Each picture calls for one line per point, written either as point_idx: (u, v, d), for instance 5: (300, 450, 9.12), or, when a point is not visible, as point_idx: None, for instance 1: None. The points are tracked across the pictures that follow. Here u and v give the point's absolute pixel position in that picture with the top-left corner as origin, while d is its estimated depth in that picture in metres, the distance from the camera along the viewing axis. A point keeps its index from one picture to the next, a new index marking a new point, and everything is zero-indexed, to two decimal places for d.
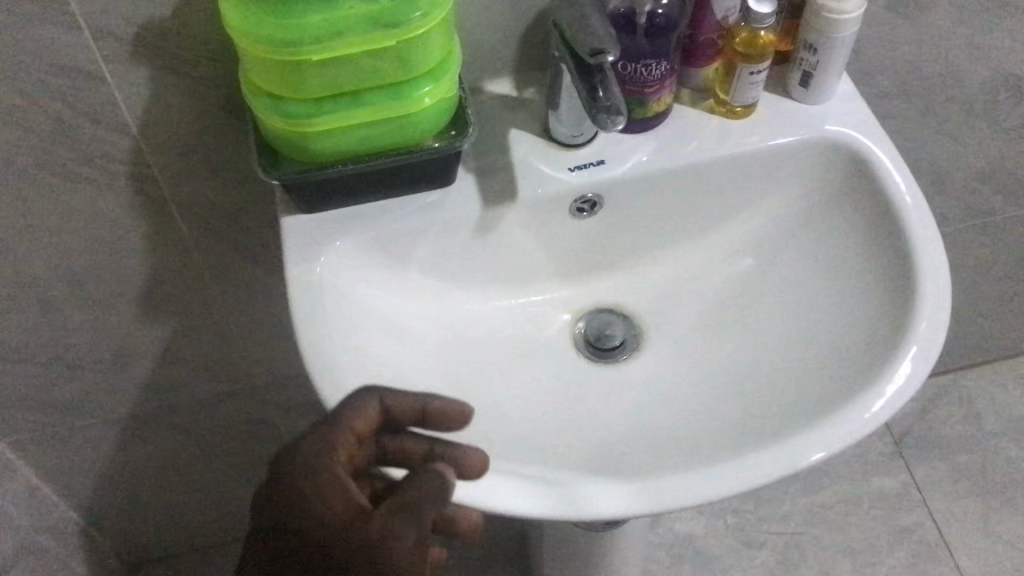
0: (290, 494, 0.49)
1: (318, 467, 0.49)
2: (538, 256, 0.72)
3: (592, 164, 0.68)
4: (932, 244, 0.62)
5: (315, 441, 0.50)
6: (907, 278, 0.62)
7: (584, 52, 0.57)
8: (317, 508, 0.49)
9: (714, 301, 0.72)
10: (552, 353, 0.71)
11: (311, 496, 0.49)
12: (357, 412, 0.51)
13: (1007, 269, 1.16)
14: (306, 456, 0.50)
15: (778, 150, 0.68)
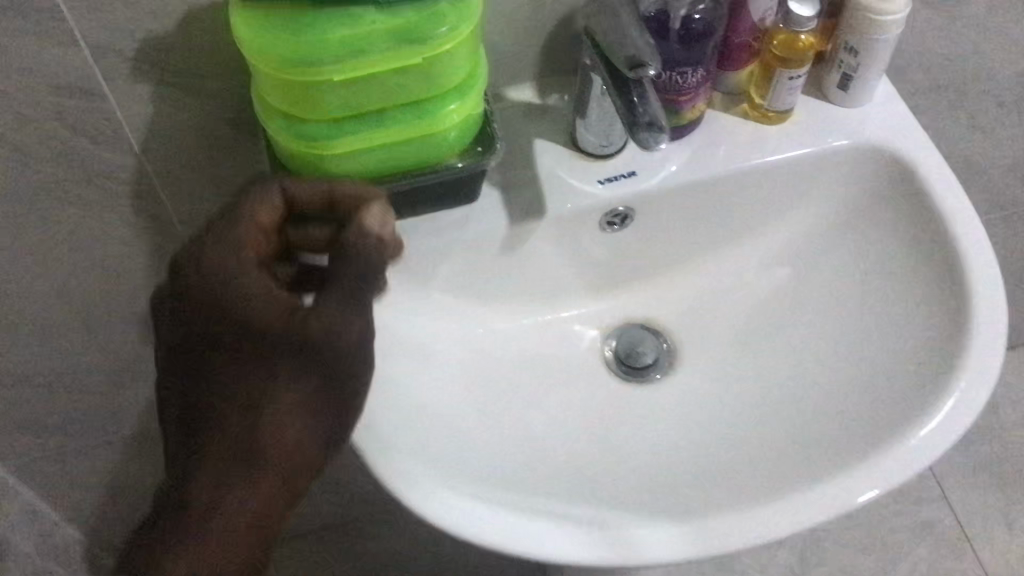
0: (205, 289, 0.47)
1: (227, 255, 0.46)
2: (566, 271, 0.69)
3: (622, 175, 0.64)
4: (982, 252, 0.59)
5: (218, 232, 0.47)
6: (957, 291, 0.59)
7: (623, 66, 0.54)
8: (239, 300, 0.45)
9: (748, 315, 0.69)
10: (583, 373, 0.68)
11: (227, 290, 0.46)
12: (260, 206, 0.48)
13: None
14: (210, 247, 0.47)
15: (814, 156, 0.65)
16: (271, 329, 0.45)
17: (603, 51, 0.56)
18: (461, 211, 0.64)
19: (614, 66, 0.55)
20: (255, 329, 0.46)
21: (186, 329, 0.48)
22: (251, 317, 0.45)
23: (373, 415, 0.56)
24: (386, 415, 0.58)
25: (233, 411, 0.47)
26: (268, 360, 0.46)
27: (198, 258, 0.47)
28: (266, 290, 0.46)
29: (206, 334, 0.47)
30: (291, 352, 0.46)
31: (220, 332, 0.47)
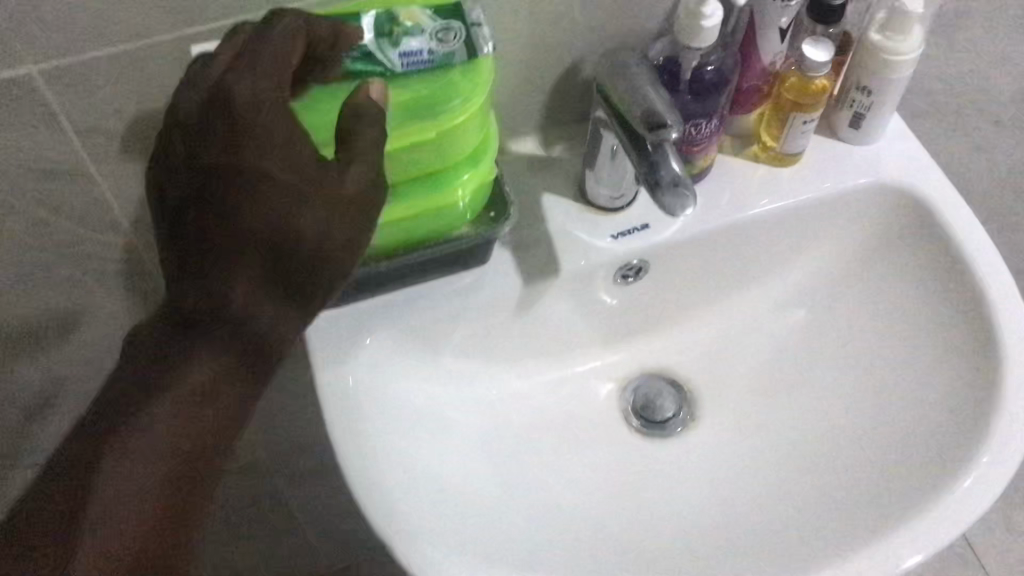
0: (216, 117, 0.41)
1: (249, 82, 0.41)
2: (581, 326, 0.66)
3: (635, 229, 0.62)
4: (1011, 300, 0.58)
5: (248, 58, 0.42)
6: (988, 339, 0.58)
7: (640, 129, 0.52)
8: (250, 147, 0.41)
9: (767, 360, 0.67)
10: (602, 431, 0.67)
11: (252, 115, 0.41)
12: (287, 38, 0.44)
13: None
14: (231, 80, 0.42)
15: (828, 197, 0.64)
16: (273, 190, 0.41)
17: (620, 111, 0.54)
18: (471, 274, 0.61)
19: (631, 128, 0.53)
20: (244, 203, 0.41)
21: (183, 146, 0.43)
22: (259, 168, 0.41)
23: (398, 500, 0.54)
24: (410, 498, 0.55)
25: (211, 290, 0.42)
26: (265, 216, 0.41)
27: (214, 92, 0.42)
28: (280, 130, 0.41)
29: (203, 170, 0.42)
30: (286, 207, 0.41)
31: (222, 163, 0.41)
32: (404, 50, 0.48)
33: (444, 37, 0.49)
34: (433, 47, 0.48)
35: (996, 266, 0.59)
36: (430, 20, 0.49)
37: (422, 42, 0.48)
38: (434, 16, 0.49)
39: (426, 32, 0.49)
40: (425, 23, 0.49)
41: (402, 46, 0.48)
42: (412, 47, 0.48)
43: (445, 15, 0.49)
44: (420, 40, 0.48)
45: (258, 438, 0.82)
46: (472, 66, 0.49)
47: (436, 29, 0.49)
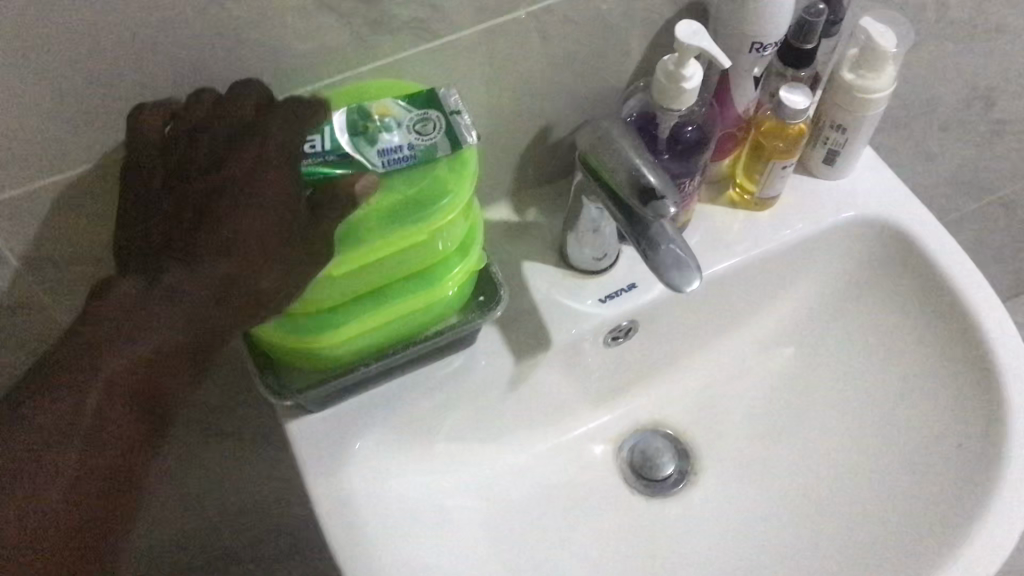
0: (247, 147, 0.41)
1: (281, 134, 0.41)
2: (572, 392, 0.64)
3: (622, 289, 0.60)
4: (1004, 325, 0.58)
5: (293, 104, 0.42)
6: (986, 368, 0.57)
7: (632, 202, 0.50)
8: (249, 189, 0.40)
9: (763, 405, 0.66)
10: (603, 496, 0.64)
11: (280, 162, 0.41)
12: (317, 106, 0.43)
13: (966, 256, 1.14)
14: (273, 124, 0.41)
15: (810, 238, 0.63)
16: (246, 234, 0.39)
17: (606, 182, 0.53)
18: (460, 356, 0.58)
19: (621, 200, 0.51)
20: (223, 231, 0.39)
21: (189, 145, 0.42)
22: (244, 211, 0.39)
23: None
24: None
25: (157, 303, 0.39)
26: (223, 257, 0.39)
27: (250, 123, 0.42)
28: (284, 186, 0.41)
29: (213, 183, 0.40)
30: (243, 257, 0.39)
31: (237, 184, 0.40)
32: (383, 148, 0.44)
33: (423, 130, 0.45)
34: (413, 143, 0.45)
35: (985, 292, 0.59)
36: (406, 110, 0.45)
37: (401, 138, 0.45)
38: (410, 104, 0.46)
39: (403, 125, 0.45)
40: (402, 114, 0.45)
41: (380, 144, 0.44)
42: (391, 144, 0.45)
43: (421, 102, 0.46)
44: (398, 135, 0.45)
45: None
46: (456, 158, 0.47)
47: (414, 121, 0.45)
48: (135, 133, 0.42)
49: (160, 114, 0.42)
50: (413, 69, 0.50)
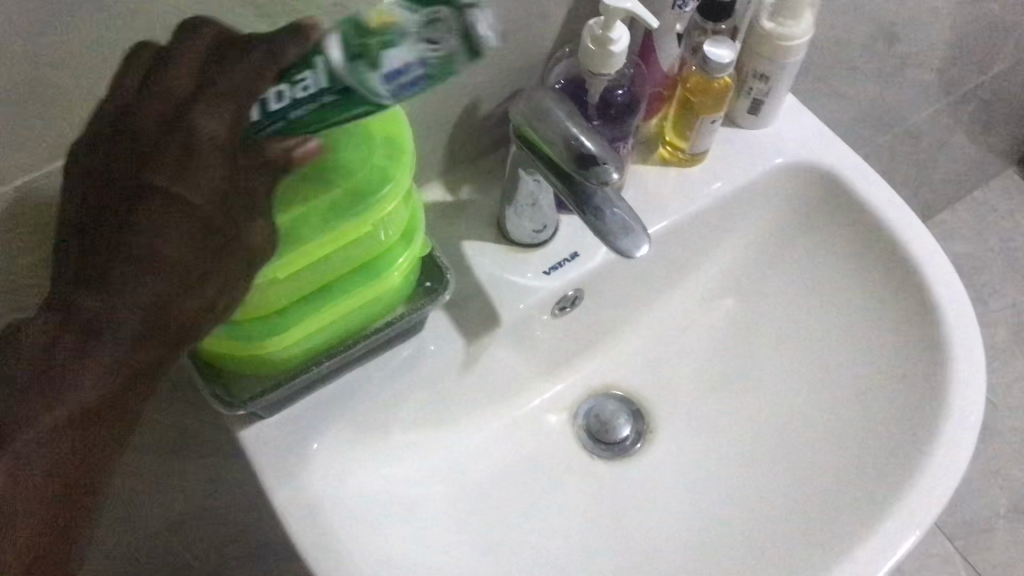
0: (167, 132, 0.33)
1: (212, 118, 0.33)
2: (523, 366, 0.63)
3: (566, 260, 0.59)
4: (936, 259, 0.60)
5: (234, 76, 0.33)
6: (924, 303, 0.59)
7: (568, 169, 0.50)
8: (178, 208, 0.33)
9: (710, 356, 0.67)
10: (564, 465, 0.64)
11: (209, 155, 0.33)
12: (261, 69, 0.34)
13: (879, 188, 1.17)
14: (198, 109, 0.33)
15: (744, 187, 0.63)
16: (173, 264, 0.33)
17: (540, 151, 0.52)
18: (410, 344, 0.57)
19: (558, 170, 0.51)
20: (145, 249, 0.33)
21: (112, 132, 0.35)
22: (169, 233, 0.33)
23: None
24: None
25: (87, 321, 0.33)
26: (142, 287, 0.33)
27: (184, 101, 0.34)
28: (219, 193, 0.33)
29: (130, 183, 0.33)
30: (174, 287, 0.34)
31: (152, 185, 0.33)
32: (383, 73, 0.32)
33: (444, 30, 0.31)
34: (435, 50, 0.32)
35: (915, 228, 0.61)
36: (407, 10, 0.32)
37: (407, 50, 0.32)
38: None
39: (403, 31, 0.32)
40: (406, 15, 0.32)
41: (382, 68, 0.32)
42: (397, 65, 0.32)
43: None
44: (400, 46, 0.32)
45: (183, 547, 0.76)
46: (391, 145, 0.45)
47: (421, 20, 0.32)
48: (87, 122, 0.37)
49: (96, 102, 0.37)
50: None
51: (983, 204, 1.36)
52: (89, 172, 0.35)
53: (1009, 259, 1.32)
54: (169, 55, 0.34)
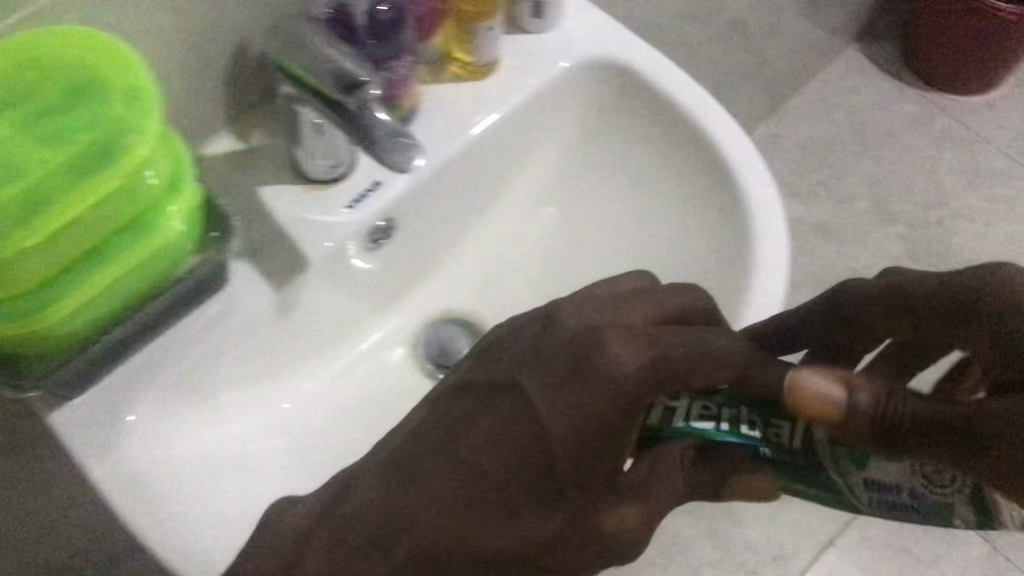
0: (577, 363, 0.41)
1: (638, 351, 0.40)
2: (350, 306, 0.63)
3: (367, 190, 0.58)
4: (734, 136, 0.62)
5: (684, 352, 0.41)
6: (730, 183, 0.61)
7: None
8: (576, 452, 0.41)
9: (540, 264, 0.67)
10: (409, 400, 0.64)
11: (574, 399, 0.40)
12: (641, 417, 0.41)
13: (719, 79, 1.18)
14: (592, 379, 0.40)
15: (541, 90, 0.63)
16: (454, 497, 0.43)
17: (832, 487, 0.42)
18: (216, 302, 0.55)
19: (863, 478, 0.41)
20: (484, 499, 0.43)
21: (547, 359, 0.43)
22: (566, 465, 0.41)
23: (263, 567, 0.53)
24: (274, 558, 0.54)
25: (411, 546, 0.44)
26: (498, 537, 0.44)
27: (585, 363, 0.41)
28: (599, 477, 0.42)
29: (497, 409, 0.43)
30: (557, 509, 0.43)
31: (502, 418, 0.43)
32: (725, 430, 0.44)
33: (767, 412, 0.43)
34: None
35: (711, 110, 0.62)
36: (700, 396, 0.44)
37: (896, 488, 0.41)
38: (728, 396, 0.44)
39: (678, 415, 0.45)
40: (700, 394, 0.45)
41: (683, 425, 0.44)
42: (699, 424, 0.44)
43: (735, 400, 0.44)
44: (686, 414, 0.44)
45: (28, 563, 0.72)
46: (134, 92, 0.44)
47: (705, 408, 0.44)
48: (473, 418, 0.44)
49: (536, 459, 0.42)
50: (69, 9, 0.46)
51: (829, 83, 1.38)
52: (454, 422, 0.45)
53: (857, 130, 1.35)
54: (622, 337, 0.41)
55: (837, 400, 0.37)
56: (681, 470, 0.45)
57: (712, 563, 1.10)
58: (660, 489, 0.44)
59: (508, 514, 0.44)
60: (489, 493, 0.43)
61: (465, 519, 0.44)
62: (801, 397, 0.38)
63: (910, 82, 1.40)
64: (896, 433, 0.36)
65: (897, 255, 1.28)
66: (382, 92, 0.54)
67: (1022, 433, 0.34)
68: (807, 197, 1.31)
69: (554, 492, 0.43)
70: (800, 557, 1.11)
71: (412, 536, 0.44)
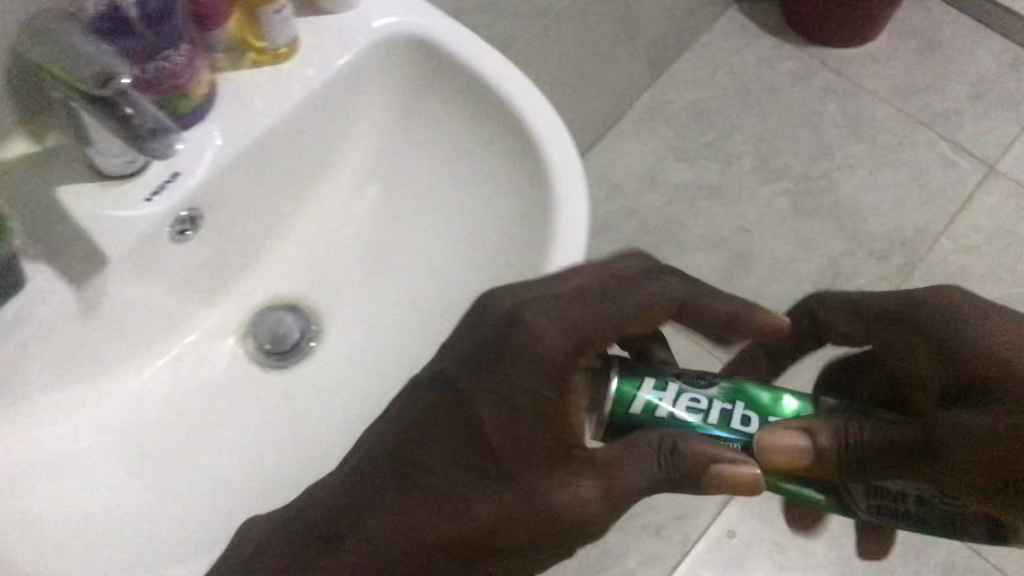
0: (518, 337, 0.49)
1: (559, 322, 0.49)
2: (171, 301, 0.63)
3: (166, 181, 0.58)
4: (533, 97, 0.62)
5: (596, 319, 0.49)
6: (530, 146, 0.62)
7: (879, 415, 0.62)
8: (518, 418, 0.48)
9: (365, 242, 0.67)
10: (239, 388, 0.64)
11: (523, 368, 0.48)
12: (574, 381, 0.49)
13: (595, 45, 1.16)
14: (535, 344, 0.48)
15: (342, 69, 0.62)
16: (402, 478, 0.48)
17: (798, 492, 0.56)
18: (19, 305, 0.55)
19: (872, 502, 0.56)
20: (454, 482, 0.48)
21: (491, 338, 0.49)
22: (518, 443, 0.48)
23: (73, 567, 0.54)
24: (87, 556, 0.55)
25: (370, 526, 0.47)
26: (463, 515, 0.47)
27: (528, 339, 0.48)
28: (537, 455, 0.48)
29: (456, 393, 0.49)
30: (510, 490, 0.48)
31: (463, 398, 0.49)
32: (714, 423, 0.52)
33: (761, 414, 0.53)
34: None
35: (508, 72, 0.62)
36: (697, 387, 0.53)
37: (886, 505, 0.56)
38: (722, 392, 0.53)
39: (675, 395, 0.52)
40: (696, 383, 0.53)
41: (669, 412, 0.51)
42: (690, 412, 0.52)
43: (732, 396, 0.53)
44: (679, 398, 0.52)
45: None
46: None
47: (696, 398, 0.52)
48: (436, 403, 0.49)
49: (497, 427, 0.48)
50: None
51: (711, 46, 1.39)
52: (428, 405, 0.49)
53: (743, 92, 1.36)
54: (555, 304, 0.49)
55: (801, 447, 0.51)
56: (655, 463, 0.48)
57: (617, 527, 1.12)
58: (630, 470, 0.48)
59: (469, 505, 0.48)
60: (450, 474, 0.48)
61: (441, 499, 0.48)
62: (772, 446, 0.51)
63: (792, 37, 1.41)
64: (852, 452, 0.52)
65: (785, 210, 1.30)
66: (145, 79, 0.54)
67: (953, 436, 0.53)
68: (694, 159, 1.32)
69: (493, 469, 0.48)
70: (703, 514, 1.13)
71: (363, 527, 0.47)
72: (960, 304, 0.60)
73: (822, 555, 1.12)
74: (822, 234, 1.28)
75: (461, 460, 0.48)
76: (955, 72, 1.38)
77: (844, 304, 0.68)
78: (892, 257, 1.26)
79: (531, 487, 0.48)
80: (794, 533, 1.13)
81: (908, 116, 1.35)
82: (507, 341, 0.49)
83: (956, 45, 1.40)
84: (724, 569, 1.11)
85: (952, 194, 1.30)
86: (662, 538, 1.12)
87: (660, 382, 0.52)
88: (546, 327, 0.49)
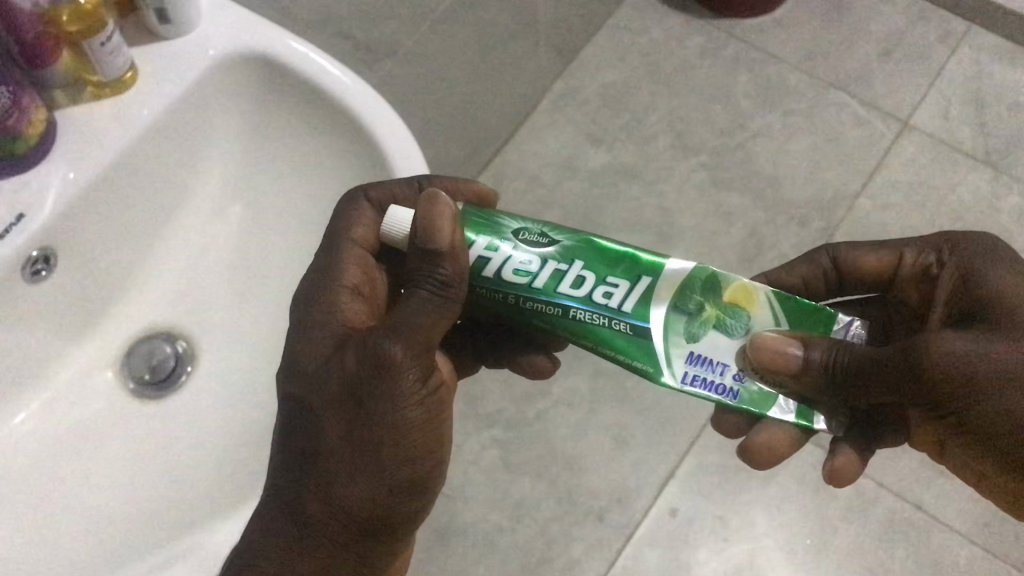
0: (307, 311, 0.57)
1: (327, 277, 0.59)
2: (40, 336, 0.63)
3: (11, 223, 0.56)
4: (385, 117, 0.63)
5: (338, 255, 0.60)
6: (380, 159, 0.63)
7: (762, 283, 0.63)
8: (302, 367, 0.55)
9: (231, 264, 0.68)
10: (117, 422, 0.64)
11: (310, 329, 0.56)
12: (350, 276, 0.59)
13: (500, 30, 1.15)
14: (314, 306, 0.57)
15: (189, 95, 0.62)
16: (285, 463, 0.55)
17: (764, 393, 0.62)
18: None
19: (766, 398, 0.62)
20: (318, 434, 0.54)
21: (298, 323, 0.57)
22: (310, 381, 0.55)
23: None
24: None
25: (295, 498, 0.54)
26: (330, 448, 0.54)
27: (305, 311, 0.57)
28: (337, 373, 0.54)
29: (288, 372, 0.56)
30: (336, 411, 0.54)
31: (289, 378, 0.56)
32: (536, 287, 0.60)
33: (591, 271, 0.60)
34: (616, 287, 0.60)
35: (370, 100, 0.63)
36: (533, 248, 0.60)
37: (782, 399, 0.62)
38: (559, 253, 0.60)
39: (505, 257, 0.60)
40: (533, 245, 0.60)
41: (492, 275, 0.60)
42: (517, 273, 0.60)
43: (568, 257, 0.60)
44: (509, 260, 0.60)
45: None
46: None
47: (528, 261, 0.60)
48: (285, 389, 0.56)
49: (333, 360, 0.54)
50: None
51: (619, 28, 1.39)
52: (285, 399, 0.56)
53: (653, 73, 1.36)
54: (321, 266, 0.60)
55: (791, 356, 0.58)
56: (431, 292, 0.54)
57: (559, 517, 1.12)
58: (415, 312, 0.53)
59: (316, 444, 0.54)
60: (311, 429, 0.55)
61: (319, 453, 0.54)
62: (761, 346, 0.59)
63: (697, 12, 1.41)
64: (840, 374, 0.59)
65: (703, 185, 1.30)
66: None
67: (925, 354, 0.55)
68: (610, 142, 1.32)
69: (311, 419, 0.55)
70: (643, 495, 1.13)
71: (276, 503, 0.55)
72: (978, 243, 0.65)
73: (765, 525, 1.12)
74: (742, 205, 1.28)
75: (306, 417, 0.55)
76: (860, 33, 1.39)
77: (868, 244, 0.71)
78: (812, 221, 1.27)
79: (346, 412, 0.53)
80: (735, 505, 1.13)
81: (817, 80, 1.36)
82: (300, 326, 0.57)
83: (860, 5, 1.41)
84: (667, 549, 1.11)
85: (867, 153, 1.31)
86: (605, 523, 1.12)
87: (490, 243, 0.60)
88: (328, 286, 0.58)
